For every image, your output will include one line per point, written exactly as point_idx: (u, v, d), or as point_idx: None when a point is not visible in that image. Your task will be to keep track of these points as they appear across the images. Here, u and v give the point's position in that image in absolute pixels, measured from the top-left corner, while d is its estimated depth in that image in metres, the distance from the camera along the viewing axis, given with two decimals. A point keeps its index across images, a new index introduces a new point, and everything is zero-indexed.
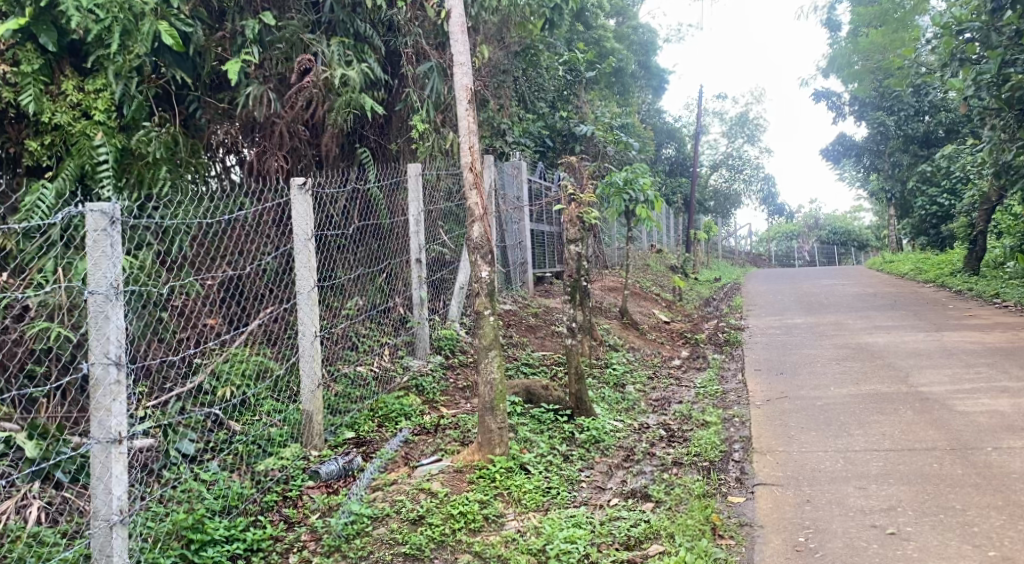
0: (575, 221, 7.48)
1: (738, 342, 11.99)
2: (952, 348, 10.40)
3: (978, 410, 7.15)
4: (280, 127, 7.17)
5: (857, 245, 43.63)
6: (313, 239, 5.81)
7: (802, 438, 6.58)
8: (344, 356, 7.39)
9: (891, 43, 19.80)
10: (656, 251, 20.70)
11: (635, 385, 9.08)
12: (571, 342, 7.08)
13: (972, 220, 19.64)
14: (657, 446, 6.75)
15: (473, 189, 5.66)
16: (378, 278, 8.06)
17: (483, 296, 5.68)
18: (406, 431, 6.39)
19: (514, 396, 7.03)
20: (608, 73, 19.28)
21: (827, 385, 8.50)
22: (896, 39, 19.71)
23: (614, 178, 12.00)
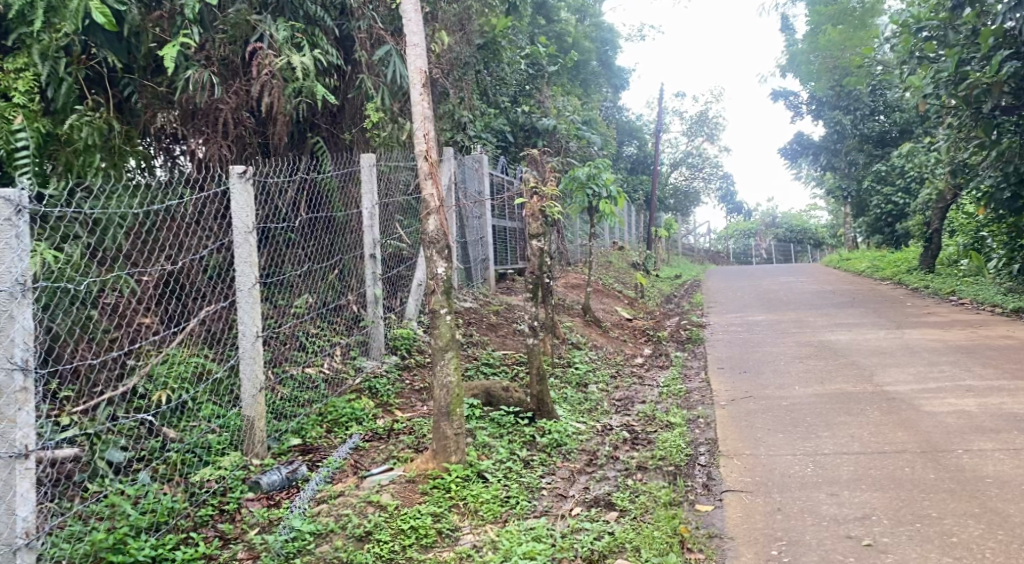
0: (537, 213, 7.04)
1: (700, 340, 11.76)
2: (913, 346, 10.24)
3: (944, 410, 6.90)
4: (224, 114, 6.77)
5: (812, 244, 43.99)
6: (254, 232, 5.48)
7: (770, 441, 6.24)
8: (293, 357, 7.09)
9: (851, 42, 19.77)
10: (618, 249, 20.51)
11: (598, 385, 8.78)
12: (532, 342, 6.76)
13: (927, 219, 19.69)
14: (620, 450, 6.44)
15: (428, 178, 5.27)
16: (331, 275, 7.72)
17: (438, 294, 5.30)
18: (357, 438, 6.08)
19: (473, 398, 6.66)
20: (569, 69, 19.01)
21: (792, 384, 8.26)
22: (855, 39, 19.69)
23: (577, 173, 11.71)
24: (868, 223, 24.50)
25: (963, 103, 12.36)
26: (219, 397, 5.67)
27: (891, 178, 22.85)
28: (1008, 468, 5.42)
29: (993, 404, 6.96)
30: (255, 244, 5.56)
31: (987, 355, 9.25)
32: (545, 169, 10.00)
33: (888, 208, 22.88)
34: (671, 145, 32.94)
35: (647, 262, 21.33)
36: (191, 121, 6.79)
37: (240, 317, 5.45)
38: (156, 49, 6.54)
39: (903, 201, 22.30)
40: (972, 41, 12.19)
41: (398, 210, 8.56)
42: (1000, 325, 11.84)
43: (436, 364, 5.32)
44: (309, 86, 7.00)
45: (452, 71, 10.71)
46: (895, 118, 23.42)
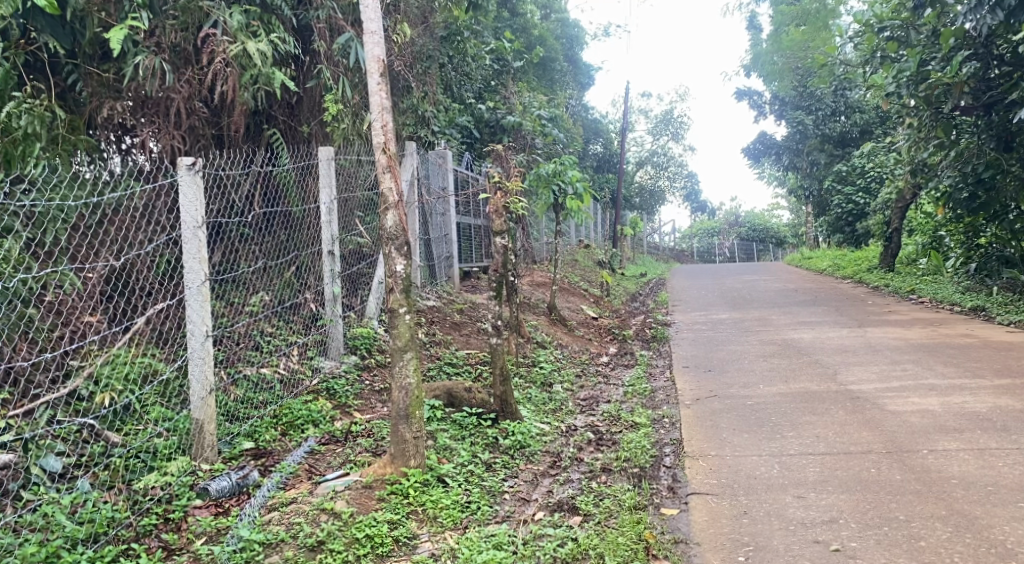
0: (502, 209, 6.80)
1: (665, 338, 11.65)
2: (875, 345, 10.19)
3: (907, 410, 6.76)
4: (176, 103, 6.58)
5: (774, 243, 44.34)
6: (203, 227, 5.26)
7: (735, 442, 6.08)
8: (247, 357, 6.95)
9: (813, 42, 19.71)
10: (583, 247, 20.41)
11: (563, 385, 8.63)
12: (495, 342, 6.58)
13: (886, 218, 19.81)
14: (585, 451, 6.28)
15: (387, 172, 5.06)
16: (287, 272, 7.52)
17: (396, 291, 5.10)
18: (312, 441, 5.90)
19: (435, 400, 6.46)
20: (535, 65, 18.86)
21: (757, 384, 8.15)
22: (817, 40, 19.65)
23: (542, 170, 11.56)
24: (828, 223, 24.62)
25: (924, 102, 12.56)
26: (167, 397, 5.46)
27: (852, 178, 22.97)
28: (973, 468, 5.23)
29: (954, 404, 6.82)
30: (205, 239, 5.35)
31: (948, 354, 9.20)
32: (510, 165, 9.81)
33: (849, 207, 23.00)
34: (636, 143, 32.92)
35: (613, 260, 21.26)
36: (139, 110, 6.57)
37: (190, 315, 5.24)
38: (102, 34, 6.26)
39: (864, 200, 22.42)
40: (932, 41, 12.22)
41: (358, 205, 8.33)
42: (960, 324, 11.84)
43: (395, 365, 5.10)
44: (265, 74, 6.78)
45: (415, 65, 10.48)
46: (855, 118, 23.55)
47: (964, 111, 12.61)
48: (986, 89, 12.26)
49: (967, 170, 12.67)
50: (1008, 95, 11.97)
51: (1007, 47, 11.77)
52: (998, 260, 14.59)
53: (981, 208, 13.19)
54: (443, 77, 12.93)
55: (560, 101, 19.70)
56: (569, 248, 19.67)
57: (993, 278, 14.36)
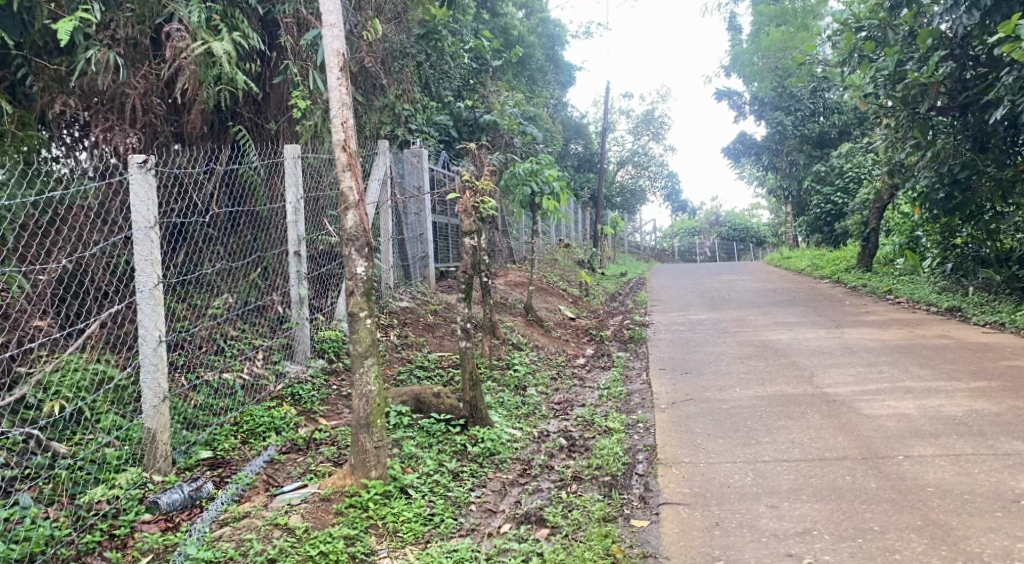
0: (470, 210, 6.69)
1: (643, 340, 11.49)
2: (852, 346, 10.05)
3: (882, 413, 6.51)
4: (132, 99, 6.37)
5: (754, 243, 44.39)
6: (156, 227, 5.07)
7: (709, 448, 5.91)
8: (208, 362, 6.81)
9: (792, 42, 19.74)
10: (563, 246, 20.25)
11: (537, 388, 8.44)
12: (465, 345, 6.38)
13: (864, 218, 19.75)
14: (556, 458, 6.10)
15: (348, 170, 4.88)
16: (251, 274, 7.35)
17: (357, 296, 4.89)
18: (273, 451, 5.72)
19: (401, 406, 6.25)
20: (515, 63, 18.69)
21: (734, 386, 8.00)
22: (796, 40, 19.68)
23: (518, 169, 11.39)
24: (807, 223, 24.57)
25: (902, 102, 12.40)
26: (120, 403, 5.28)
27: (830, 178, 22.95)
28: (949, 475, 5.07)
29: (930, 406, 6.58)
30: (158, 240, 5.16)
31: (925, 355, 9.06)
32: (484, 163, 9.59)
33: (828, 207, 22.95)
34: (617, 143, 32.81)
35: (593, 260, 21.12)
36: (93, 104, 6.35)
37: (142, 319, 5.06)
38: (52, 26, 6.08)
39: (842, 200, 22.37)
40: (909, 41, 12.18)
41: (327, 205, 8.11)
42: (937, 324, 11.74)
43: (356, 371, 4.90)
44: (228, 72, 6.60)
45: (391, 63, 10.27)
46: (834, 119, 23.51)
47: (940, 112, 12.45)
48: (962, 90, 12.14)
49: (943, 171, 12.54)
50: (984, 95, 11.86)
51: (982, 47, 11.73)
52: (973, 259, 14.53)
53: (956, 208, 13.01)
54: (419, 74, 12.75)
55: (540, 100, 19.54)
56: (549, 248, 19.49)
57: (970, 278, 14.29)
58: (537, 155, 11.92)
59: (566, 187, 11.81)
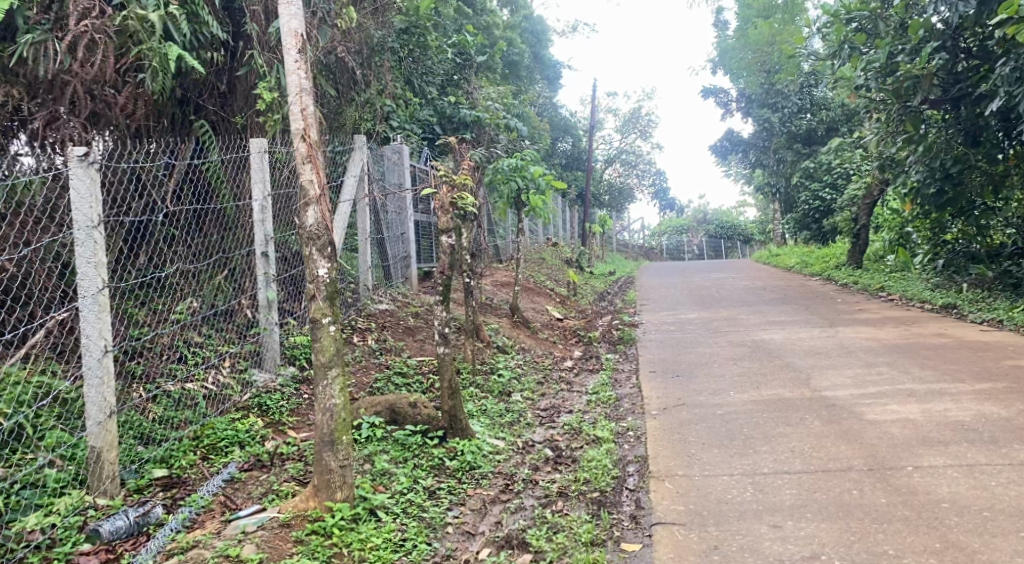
0: (449, 206, 6.32)
1: (632, 341, 11.09)
2: (848, 346, 9.69)
3: (886, 419, 6.12)
4: (73, 86, 6.16)
5: (742, 240, 44.11)
6: (100, 228, 4.72)
7: (705, 459, 5.52)
8: (171, 371, 6.43)
9: (779, 38, 19.44)
10: (551, 246, 19.82)
11: (522, 394, 8.03)
12: (442, 351, 5.97)
13: (854, 215, 19.44)
14: (541, 472, 5.69)
15: (307, 163, 4.50)
16: (216, 276, 7.02)
17: (319, 300, 4.50)
18: (234, 469, 5.34)
19: (375, 417, 5.83)
20: (499, 59, 18.25)
21: (727, 390, 7.62)
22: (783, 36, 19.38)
23: (502, 165, 10.99)
24: (795, 220, 24.27)
25: (894, 95, 12.03)
26: (66, 419, 4.98)
27: (818, 175, 22.64)
28: (965, 489, 4.71)
29: (936, 411, 6.20)
30: (103, 241, 4.81)
31: (924, 355, 8.71)
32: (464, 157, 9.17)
33: (816, 204, 22.63)
34: (605, 141, 32.37)
35: (581, 259, 20.71)
36: (38, 94, 6.16)
37: (85, 329, 4.71)
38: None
39: (830, 196, 22.07)
40: (901, 31, 11.80)
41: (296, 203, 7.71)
42: (932, 322, 11.42)
43: (317, 384, 4.52)
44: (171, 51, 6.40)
45: (370, 57, 9.88)
46: (821, 115, 23.21)
47: (932, 105, 12.07)
48: (954, 83, 11.78)
49: (935, 166, 12.20)
50: (979, 87, 11.48)
51: (975, 38, 11.39)
52: (965, 255, 14.24)
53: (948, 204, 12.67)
54: (400, 69, 12.33)
55: (526, 98, 19.08)
56: (535, 247, 19.06)
57: (962, 274, 13.98)
58: (521, 150, 11.53)
59: (551, 183, 11.41)
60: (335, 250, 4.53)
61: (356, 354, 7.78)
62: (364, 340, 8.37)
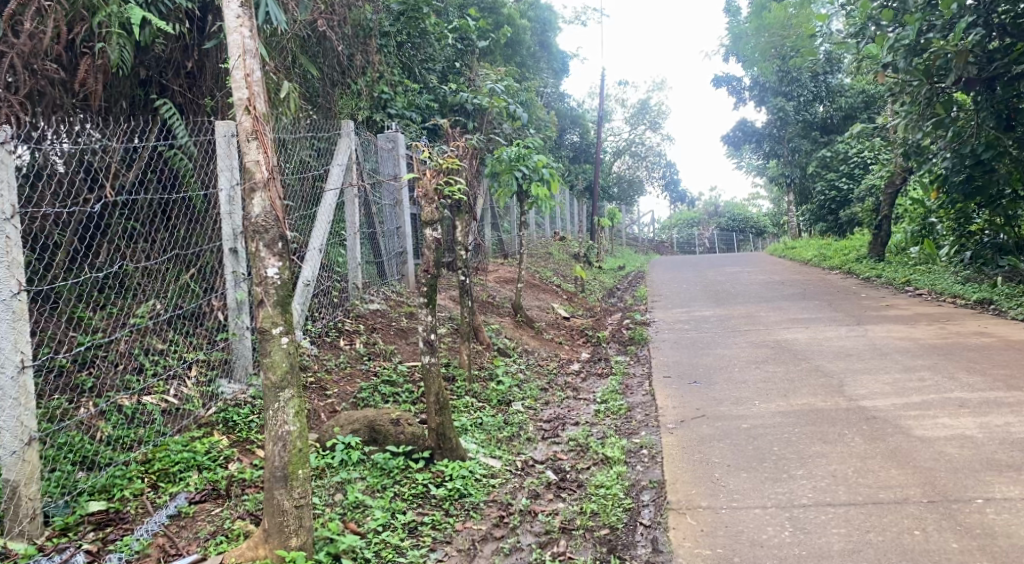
0: (434, 193, 5.32)
1: (644, 341, 10.32)
2: (880, 346, 8.90)
3: (940, 436, 5.36)
4: (10, 56, 5.57)
5: (754, 232, 43.14)
6: (14, 221, 4.32)
7: (732, 486, 4.78)
8: (125, 382, 5.74)
9: (795, 23, 18.63)
10: (558, 240, 19.02)
11: (523, 403, 7.29)
12: (428, 360, 5.22)
13: (875, 205, 18.60)
14: (542, 500, 4.95)
15: (252, 138, 4.00)
16: (182, 275, 6.28)
17: (266, 305, 3.99)
18: (182, 501, 4.69)
19: (351, 437, 5.10)
20: (503, 45, 17.40)
21: (751, 399, 6.86)
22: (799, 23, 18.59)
23: (503, 154, 10.14)
24: (811, 211, 23.41)
25: (923, 75, 11.13)
26: None
27: (835, 164, 21.78)
28: None
29: (997, 426, 5.44)
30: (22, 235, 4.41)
31: (967, 357, 7.92)
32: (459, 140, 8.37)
33: (832, 194, 21.76)
34: (614, 133, 31.44)
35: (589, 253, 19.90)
36: None
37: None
38: None
39: (847, 186, 21.22)
40: (930, 6, 10.84)
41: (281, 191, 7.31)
42: (967, 319, 10.61)
43: (266, 408, 3.97)
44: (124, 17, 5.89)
45: (365, 38, 9.18)
46: (838, 102, 22.31)
47: (964, 86, 11.18)
48: (988, 61, 10.86)
49: (966, 152, 11.39)
50: (1016, 66, 10.60)
51: (1011, 13, 10.55)
52: (994, 247, 13.45)
53: (977, 192, 11.83)
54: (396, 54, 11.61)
55: (532, 86, 18.22)
56: (542, 241, 18.26)
57: (992, 266, 13.18)
58: (526, 137, 10.67)
59: (556, 173, 10.57)
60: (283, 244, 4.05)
61: (339, 362, 7.11)
62: (351, 345, 7.65)
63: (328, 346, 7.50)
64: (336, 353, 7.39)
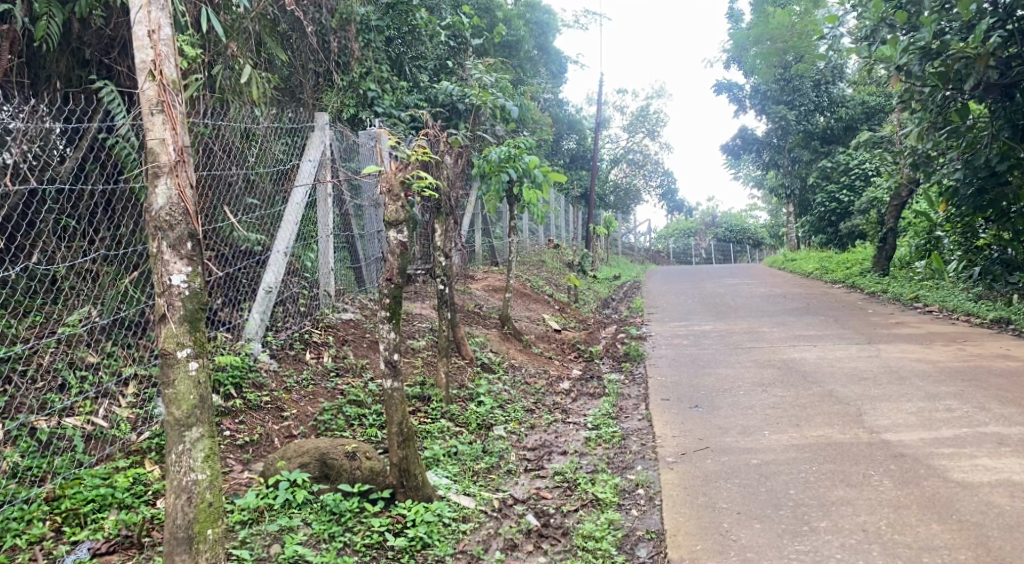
0: (398, 190, 4.58)
1: (641, 357, 9.60)
2: (895, 369, 8.18)
3: (983, 482, 4.71)
4: None
5: (750, 244, 42.44)
6: None
7: (744, 541, 4.21)
8: (47, 400, 4.93)
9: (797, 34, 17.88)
10: (552, 247, 18.29)
11: (505, 427, 6.56)
12: (389, 385, 4.49)
13: (881, 218, 17.85)
14: (520, 554, 4.33)
15: (157, 110, 3.91)
16: (124, 279, 5.52)
17: (170, 323, 3.91)
18: (85, 553, 4.16)
19: (299, 473, 4.47)
20: (498, 44, 16.59)
21: (759, 428, 6.14)
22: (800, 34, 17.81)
23: (492, 154, 9.35)
24: (810, 223, 22.69)
25: (939, 81, 10.24)
26: None
27: (836, 176, 21.10)
28: None
29: None
30: None
31: (995, 384, 7.22)
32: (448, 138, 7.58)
33: (832, 206, 20.85)
34: (612, 141, 30.70)
35: (584, 261, 19.16)
36: None
37: None
38: None
39: (847, 199, 20.51)
40: (947, 6, 9.93)
41: (240, 190, 6.69)
42: (986, 341, 9.88)
43: (170, 451, 3.88)
44: None
45: (344, 26, 8.39)
46: (839, 113, 21.60)
47: (980, 93, 10.30)
48: (1007, 67, 9.96)
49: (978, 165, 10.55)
50: None
51: None
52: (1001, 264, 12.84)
53: (989, 206, 11.10)
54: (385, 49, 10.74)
55: (529, 88, 17.38)
56: (536, 249, 17.49)
57: (1002, 284, 12.50)
58: (518, 136, 9.89)
59: (549, 176, 9.83)
60: (192, 246, 3.94)
61: (303, 378, 6.41)
62: (317, 359, 6.93)
63: (291, 360, 6.76)
64: (298, 369, 6.65)
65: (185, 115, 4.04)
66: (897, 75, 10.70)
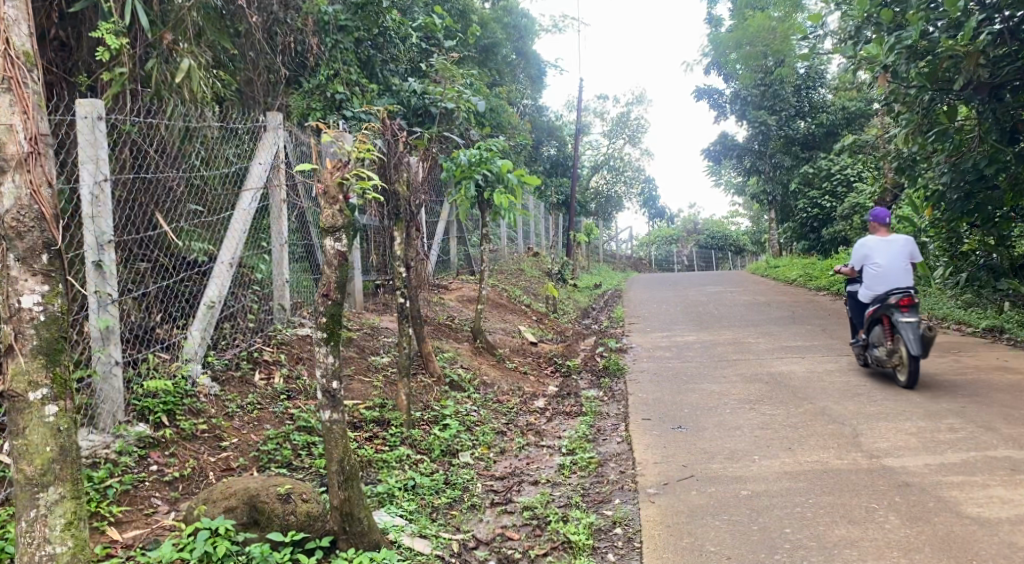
0: (336, 194, 4.07)
1: (621, 372, 9.05)
2: (888, 383, 7.66)
3: (1002, 517, 4.24)
4: None
5: (732, 251, 42.03)
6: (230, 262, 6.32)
7: None
8: None
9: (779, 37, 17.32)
10: (531, 255, 17.75)
11: (472, 454, 5.99)
12: (328, 417, 3.97)
13: (865, 224, 17.38)
14: None
15: (3, 88, 3.52)
16: None
17: (18, 357, 3.56)
18: None
19: (223, 519, 3.95)
20: (473, 48, 15.98)
21: (749, 453, 5.61)
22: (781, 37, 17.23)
23: (462, 157, 8.79)
24: (791, 230, 22.24)
25: (926, 83, 9.53)
26: None
27: (817, 181, 20.65)
28: None
29: None
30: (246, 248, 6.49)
31: (1000, 399, 6.71)
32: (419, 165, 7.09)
33: (814, 212, 20.50)
34: (592, 147, 30.23)
35: (564, 270, 18.60)
36: None
37: None
38: None
39: (829, 205, 20.08)
40: (933, 3, 9.21)
41: (180, 195, 6.09)
42: (982, 350, 9.40)
43: (21, 520, 3.56)
44: None
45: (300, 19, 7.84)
46: (820, 119, 21.16)
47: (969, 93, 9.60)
48: (999, 66, 9.24)
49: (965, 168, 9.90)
50: None
51: None
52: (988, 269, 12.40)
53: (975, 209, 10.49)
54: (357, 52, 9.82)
55: (505, 92, 16.74)
56: (514, 257, 16.95)
57: (990, 290, 12.05)
58: (489, 138, 9.32)
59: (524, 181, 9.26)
60: (48, 257, 3.60)
61: (249, 402, 5.85)
62: (267, 381, 6.33)
63: (235, 383, 6.14)
64: (243, 393, 6.02)
65: (39, 98, 3.67)
66: (882, 75, 10.02)
